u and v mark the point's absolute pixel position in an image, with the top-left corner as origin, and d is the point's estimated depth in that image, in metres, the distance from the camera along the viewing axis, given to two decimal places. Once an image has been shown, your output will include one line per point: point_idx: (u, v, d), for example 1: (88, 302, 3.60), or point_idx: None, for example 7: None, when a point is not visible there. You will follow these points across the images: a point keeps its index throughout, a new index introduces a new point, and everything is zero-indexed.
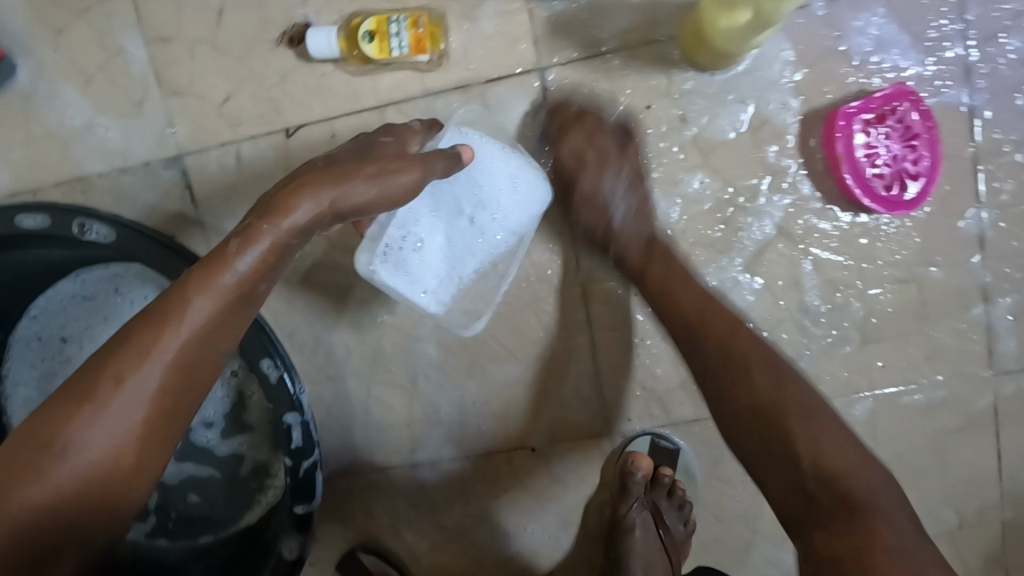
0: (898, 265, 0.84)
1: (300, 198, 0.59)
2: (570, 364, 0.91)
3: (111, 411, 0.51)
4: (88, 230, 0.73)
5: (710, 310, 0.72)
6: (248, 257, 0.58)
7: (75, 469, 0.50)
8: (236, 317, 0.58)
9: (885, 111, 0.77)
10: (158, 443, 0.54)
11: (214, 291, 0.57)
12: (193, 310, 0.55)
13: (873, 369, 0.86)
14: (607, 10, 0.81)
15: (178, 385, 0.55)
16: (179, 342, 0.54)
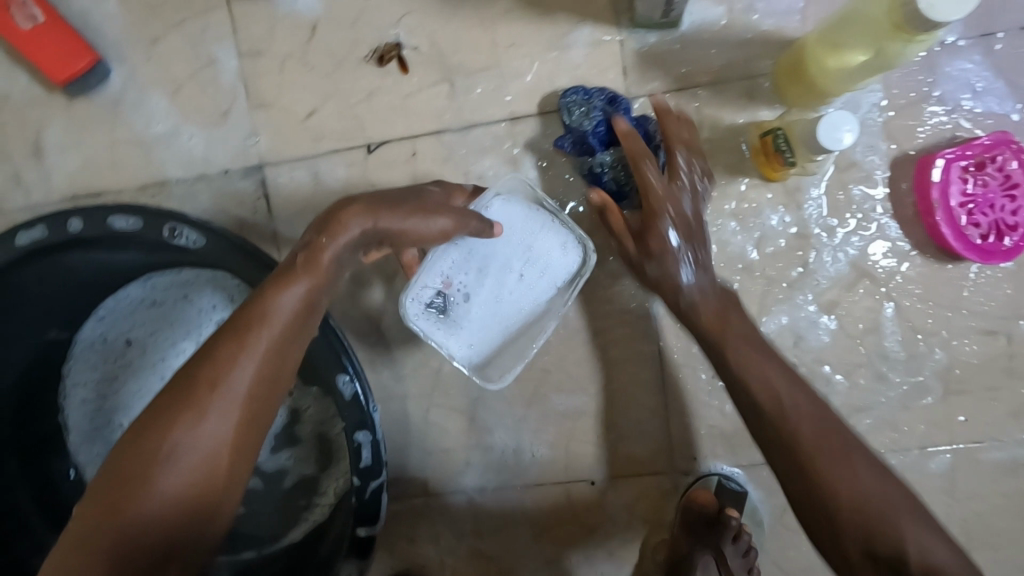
0: (985, 316, 0.82)
1: (348, 223, 0.62)
2: (636, 399, 0.88)
3: (216, 414, 0.52)
4: (178, 234, 0.73)
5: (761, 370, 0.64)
6: (312, 272, 0.60)
7: (188, 472, 0.50)
8: (304, 329, 0.60)
9: (984, 159, 0.76)
10: (247, 451, 0.54)
11: (294, 289, 0.59)
12: (271, 313, 0.57)
13: (954, 423, 0.83)
14: (698, 45, 0.81)
15: (264, 393, 0.55)
16: (262, 346, 0.55)
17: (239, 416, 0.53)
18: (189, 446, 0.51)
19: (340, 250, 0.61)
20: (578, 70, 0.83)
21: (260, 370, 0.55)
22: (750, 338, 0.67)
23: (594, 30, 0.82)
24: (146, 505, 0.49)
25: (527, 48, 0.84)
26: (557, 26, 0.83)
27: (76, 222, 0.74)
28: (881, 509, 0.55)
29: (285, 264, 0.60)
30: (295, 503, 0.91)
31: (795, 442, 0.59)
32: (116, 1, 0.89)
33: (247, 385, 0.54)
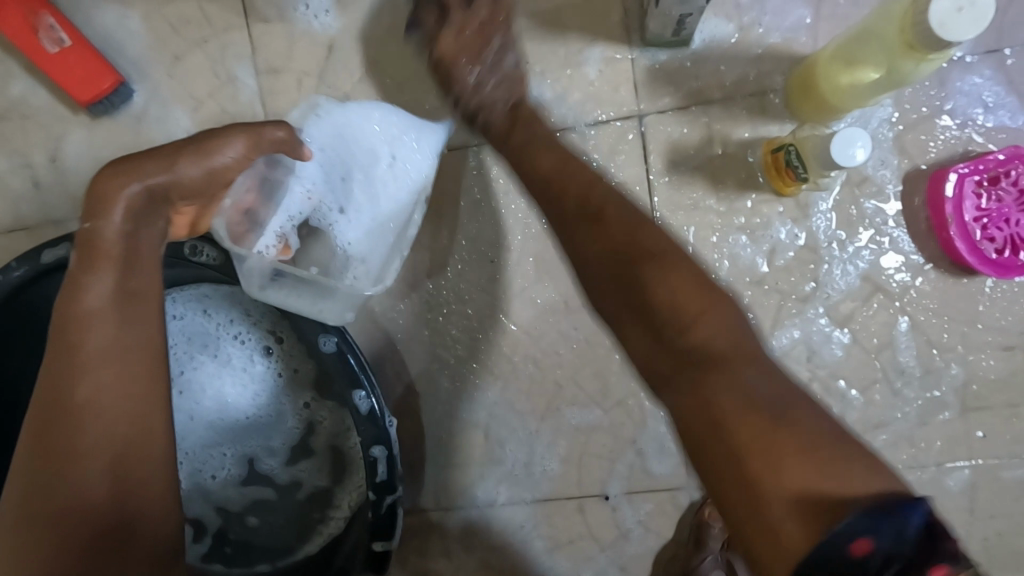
0: (1001, 330, 0.81)
1: (111, 192, 0.58)
2: (649, 412, 0.88)
3: (82, 425, 0.51)
4: (198, 252, 0.74)
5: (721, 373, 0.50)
6: (100, 264, 0.56)
7: (87, 493, 0.49)
8: (135, 316, 0.56)
9: (998, 174, 0.75)
10: (130, 459, 0.52)
11: (99, 278, 0.56)
12: (84, 313, 0.54)
13: (972, 439, 0.83)
14: (709, 61, 0.82)
15: (113, 392, 0.52)
16: (94, 335, 0.54)
17: (99, 416, 0.51)
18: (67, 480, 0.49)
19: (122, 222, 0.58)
20: (590, 88, 0.84)
21: (93, 375, 0.52)
22: (755, 360, 0.51)
23: (606, 47, 0.84)
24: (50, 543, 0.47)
25: (540, 66, 0.85)
26: (570, 46, 0.84)
27: None
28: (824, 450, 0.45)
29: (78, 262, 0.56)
30: (309, 516, 0.91)
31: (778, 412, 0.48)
32: (140, 22, 0.91)
33: (90, 396, 0.51)
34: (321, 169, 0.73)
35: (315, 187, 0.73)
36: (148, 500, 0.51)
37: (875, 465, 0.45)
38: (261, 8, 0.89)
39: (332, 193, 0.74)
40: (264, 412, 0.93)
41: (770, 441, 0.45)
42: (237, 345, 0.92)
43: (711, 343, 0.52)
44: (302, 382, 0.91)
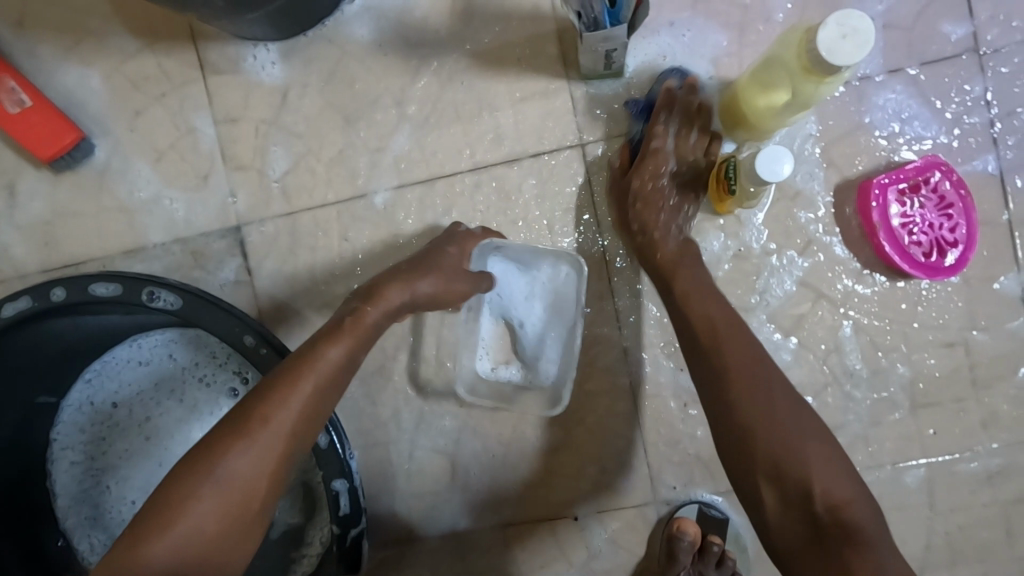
0: (940, 329, 0.84)
1: (392, 292, 0.67)
2: (611, 429, 0.89)
3: (250, 455, 0.56)
4: (156, 298, 0.75)
5: (724, 336, 0.65)
6: (349, 336, 0.64)
7: (204, 519, 0.54)
8: (334, 390, 0.62)
9: (917, 181, 0.80)
10: (268, 503, 0.58)
11: (336, 347, 0.63)
12: (314, 369, 0.61)
13: (925, 436, 0.85)
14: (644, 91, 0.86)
15: (290, 451, 0.59)
16: (309, 392, 0.60)
17: (259, 458, 0.57)
18: (220, 492, 0.55)
19: (390, 298, 0.67)
20: (533, 119, 0.88)
21: (294, 430, 0.59)
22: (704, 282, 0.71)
23: (547, 83, 0.88)
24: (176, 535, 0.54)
25: (485, 103, 0.89)
26: (513, 82, 0.88)
27: (58, 291, 0.76)
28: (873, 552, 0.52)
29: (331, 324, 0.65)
30: (283, 555, 0.91)
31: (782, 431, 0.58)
32: (100, 79, 0.94)
33: (283, 439, 0.58)
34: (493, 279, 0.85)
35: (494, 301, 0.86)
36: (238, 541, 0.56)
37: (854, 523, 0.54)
38: (216, 61, 0.92)
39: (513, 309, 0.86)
40: None
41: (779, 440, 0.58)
42: (204, 388, 0.94)
43: (774, 409, 0.60)
44: None
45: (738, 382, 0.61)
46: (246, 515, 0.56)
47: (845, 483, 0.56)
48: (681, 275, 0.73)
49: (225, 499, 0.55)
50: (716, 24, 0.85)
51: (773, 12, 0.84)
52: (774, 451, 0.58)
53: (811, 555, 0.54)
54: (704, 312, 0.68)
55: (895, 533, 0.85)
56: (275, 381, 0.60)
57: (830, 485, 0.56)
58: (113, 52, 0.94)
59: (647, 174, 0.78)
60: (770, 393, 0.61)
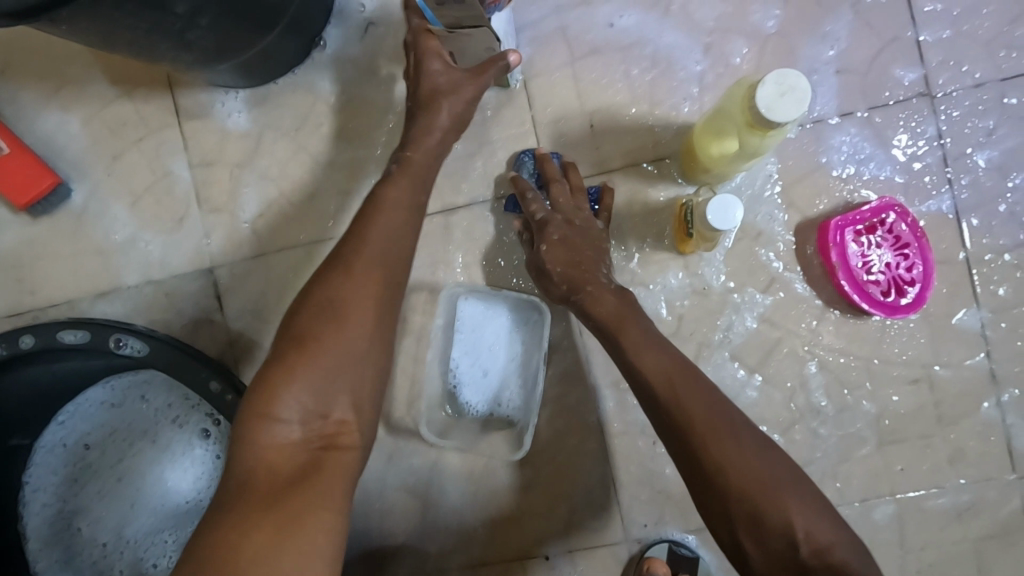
0: (904, 365, 0.85)
1: (429, 139, 0.73)
2: (582, 467, 0.90)
3: (356, 288, 0.59)
4: (124, 344, 0.77)
5: (618, 322, 0.70)
6: (401, 177, 0.70)
7: (338, 346, 0.56)
8: (412, 220, 0.67)
9: (874, 222, 0.81)
10: (385, 319, 0.59)
11: (395, 185, 0.69)
12: (387, 206, 0.66)
13: (893, 473, 0.85)
14: (608, 134, 0.88)
15: (384, 275, 0.61)
16: (385, 222, 0.65)
17: (368, 273, 0.60)
18: (342, 316, 0.57)
19: (426, 132, 0.73)
20: (500, 161, 0.90)
21: (379, 249, 0.62)
22: (575, 240, 0.77)
23: (513, 126, 0.90)
24: (316, 363, 0.55)
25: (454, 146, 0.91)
26: (480, 125, 0.91)
27: (28, 338, 0.77)
28: (760, 484, 0.56)
29: (384, 175, 0.71)
30: None
31: (670, 402, 0.62)
32: (78, 125, 0.96)
33: (376, 258, 0.61)
34: (466, 327, 0.89)
35: (465, 350, 0.89)
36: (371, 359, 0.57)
37: (761, 504, 0.55)
38: (191, 106, 0.95)
39: (482, 360, 0.89)
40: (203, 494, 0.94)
41: (675, 421, 0.61)
42: (175, 430, 0.94)
43: (668, 394, 0.62)
44: None
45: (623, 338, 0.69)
46: (370, 337, 0.58)
47: (750, 455, 0.57)
48: (586, 258, 0.76)
49: (351, 323, 0.57)
50: (676, 70, 0.87)
51: (731, 57, 0.87)
52: (669, 415, 0.61)
53: (725, 532, 0.57)
54: (596, 296, 0.73)
55: None
56: (353, 228, 0.65)
57: (709, 444, 0.58)
58: (91, 98, 0.96)
59: (556, 239, 0.77)
60: (666, 375, 0.64)
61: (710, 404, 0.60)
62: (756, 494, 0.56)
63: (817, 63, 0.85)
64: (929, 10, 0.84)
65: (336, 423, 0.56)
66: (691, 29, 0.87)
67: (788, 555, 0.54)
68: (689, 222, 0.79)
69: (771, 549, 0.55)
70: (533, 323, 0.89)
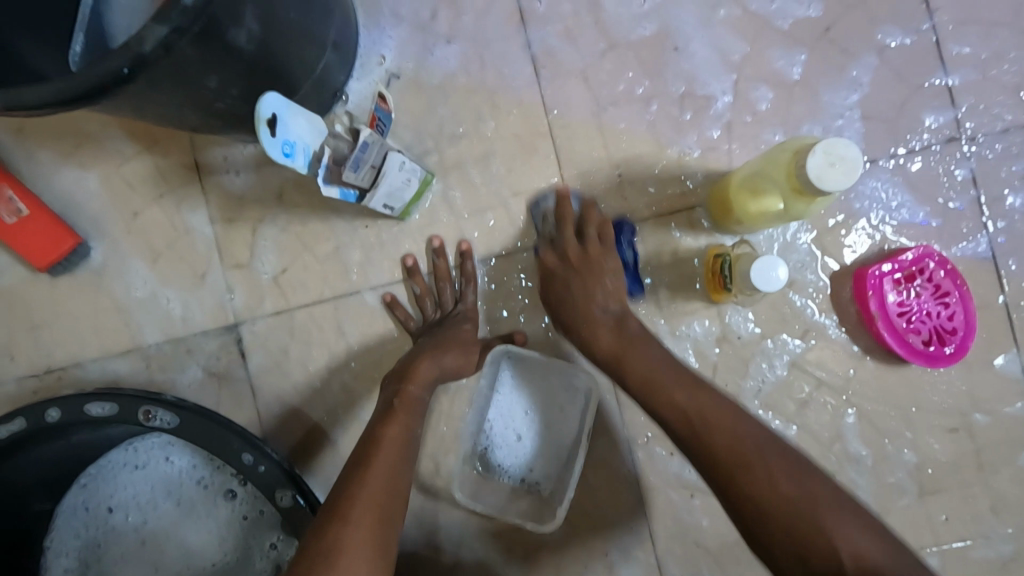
0: (944, 412, 0.84)
1: (425, 369, 0.74)
2: (616, 523, 0.88)
3: (352, 527, 0.60)
4: (153, 417, 0.74)
5: (716, 436, 0.62)
6: (397, 412, 0.71)
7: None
8: (406, 449, 0.69)
9: (912, 270, 0.79)
10: (381, 557, 0.59)
11: (393, 421, 0.70)
12: (386, 443, 0.68)
13: (937, 523, 0.84)
14: (638, 183, 0.87)
15: (382, 508, 0.62)
16: (379, 461, 0.66)
17: (360, 543, 0.59)
18: (339, 560, 0.57)
19: (432, 368, 0.75)
20: (527, 211, 0.89)
21: (376, 496, 0.63)
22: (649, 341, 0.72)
23: (539, 177, 0.89)
24: None
25: (479, 197, 0.90)
26: (504, 176, 0.89)
27: (53, 411, 0.75)
28: (780, 470, 0.58)
29: (383, 410, 0.72)
30: None
31: (787, 506, 0.56)
32: (97, 182, 0.95)
33: (371, 504, 0.62)
34: (505, 388, 0.87)
35: (502, 410, 0.87)
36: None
37: None
38: (210, 161, 0.94)
39: (518, 424, 0.87)
40: (231, 556, 0.92)
41: (792, 519, 0.56)
42: (201, 490, 0.92)
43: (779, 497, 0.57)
44: (270, 520, 0.91)
45: (647, 392, 0.68)
46: None
47: (861, 533, 0.54)
48: (630, 358, 0.70)
49: (350, 559, 0.57)
50: (703, 118, 0.86)
51: (757, 102, 0.85)
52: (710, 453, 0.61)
53: None
54: (565, 244, 0.80)
55: None
56: (337, 494, 0.63)
57: (703, 408, 0.64)
58: (109, 155, 0.95)
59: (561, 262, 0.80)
60: (773, 482, 0.57)
61: (775, 452, 0.60)
62: (798, 520, 0.55)
63: (844, 108, 0.84)
64: (957, 54, 0.84)
65: None
66: (717, 74, 0.86)
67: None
68: (729, 272, 0.78)
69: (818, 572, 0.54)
70: (572, 392, 0.87)
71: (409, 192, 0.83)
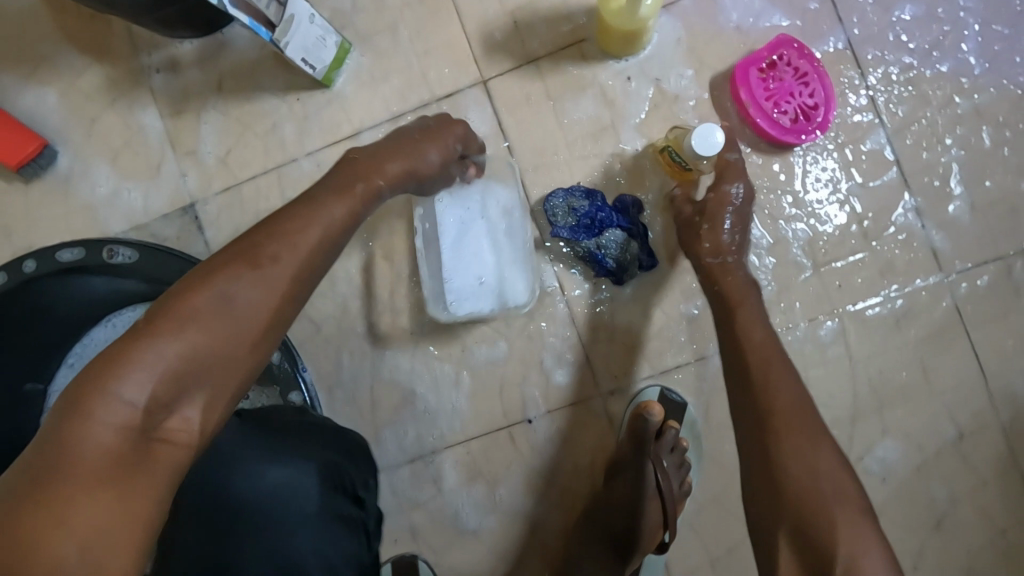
0: (827, 192, 0.93)
1: (392, 166, 0.74)
2: (549, 332, 0.97)
3: (261, 279, 0.56)
4: (116, 254, 0.91)
5: (773, 394, 0.69)
6: (351, 194, 0.68)
7: (227, 325, 0.53)
8: (345, 233, 0.66)
9: (772, 59, 0.90)
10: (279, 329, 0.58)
11: (342, 202, 0.66)
12: (318, 219, 0.63)
13: (832, 292, 0.93)
14: (533, 28, 0.98)
15: (298, 274, 0.59)
16: (311, 233, 0.61)
17: (271, 302, 0.56)
18: (232, 308, 0.54)
19: (381, 168, 0.73)
20: (438, 67, 1.00)
21: (302, 260, 0.59)
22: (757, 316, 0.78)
23: (443, 35, 1.00)
24: (162, 354, 0.50)
25: (395, 60, 1.00)
26: (415, 38, 1.00)
27: (31, 263, 0.89)
28: (832, 512, 0.60)
29: (339, 182, 0.69)
30: None
31: (810, 489, 0.62)
32: (55, 97, 1.06)
33: (290, 268, 0.58)
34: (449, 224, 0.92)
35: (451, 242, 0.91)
36: (229, 380, 0.53)
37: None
38: (156, 64, 1.05)
39: (468, 250, 0.92)
40: None
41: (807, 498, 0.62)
42: None
43: (793, 471, 0.64)
44: None
45: (762, 376, 0.71)
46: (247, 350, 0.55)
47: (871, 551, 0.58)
48: (779, 383, 0.70)
49: (237, 313, 0.54)
50: None
51: None
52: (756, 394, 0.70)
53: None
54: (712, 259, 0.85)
55: (821, 386, 0.93)
56: (248, 243, 0.58)
57: (808, 442, 0.65)
58: (64, 69, 1.06)
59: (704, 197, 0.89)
60: (816, 491, 0.62)
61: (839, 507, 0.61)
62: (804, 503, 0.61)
63: None
64: None
65: (181, 419, 0.51)
66: None
67: (800, 531, 0.61)
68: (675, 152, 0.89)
69: (793, 529, 0.61)
70: (505, 202, 0.94)
71: (329, 54, 0.95)
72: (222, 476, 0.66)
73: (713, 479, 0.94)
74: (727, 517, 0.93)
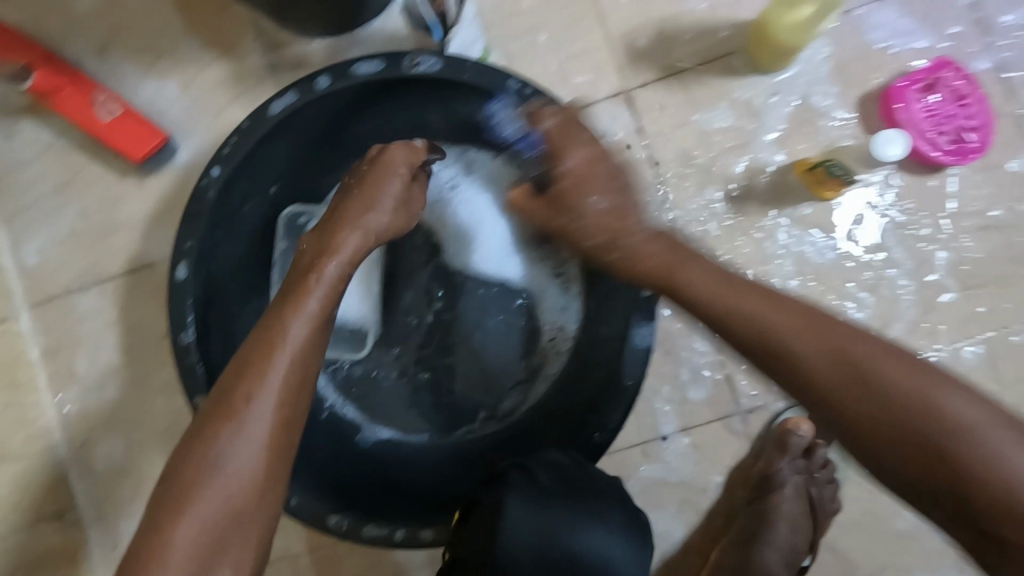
0: (975, 213, 0.93)
1: (344, 241, 0.70)
2: (685, 346, 0.94)
3: (232, 434, 0.56)
4: (358, 67, 0.79)
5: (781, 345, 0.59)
6: (303, 302, 0.64)
7: (222, 485, 0.54)
8: (318, 345, 0.64)
9: (931, 80, 0.92)
10: (279, 471, 0.58)
11: (297, 322, 0.62)
12: (280, 339, 0.61)
13: (978, 315, 0.92)
14: (678, 39, 0.97)
15: (290, 404, 0.59)
16: (280, 366, 0.59)
17: (238, 442, 0.56)
18: (225, 465, 0.55)
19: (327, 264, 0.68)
20: (578, 72, 0.98)
21: (281, 389, 0.58)
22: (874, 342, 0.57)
23: (584, 41, 0.98)
24: (180, 535, 0.52)
25: (534, 64, 0.98)
26: (555, 43, 0.98)
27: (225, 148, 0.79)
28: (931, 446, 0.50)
29: (283, 295, 0.66)
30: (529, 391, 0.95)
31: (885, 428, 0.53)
32: (177, 89, 1.03)
33: (272, 405, 0.58)
34: None
35: None
36: (247, 537, 0.55)
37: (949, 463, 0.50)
38: (284, 60, 1.03)
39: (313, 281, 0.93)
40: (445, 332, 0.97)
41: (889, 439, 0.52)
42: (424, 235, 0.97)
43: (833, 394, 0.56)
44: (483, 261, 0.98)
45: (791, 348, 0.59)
46: (253, 493, 0.55)
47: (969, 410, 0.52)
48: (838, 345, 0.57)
49: (228, 475, 0.55)
50: None
51: None
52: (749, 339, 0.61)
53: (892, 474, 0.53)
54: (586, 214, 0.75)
55: None
56: (241, 390, 0.57)
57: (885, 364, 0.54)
58: (186, 63, 1.03)
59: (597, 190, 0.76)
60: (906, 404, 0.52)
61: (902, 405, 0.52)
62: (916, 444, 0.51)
63: None
64: None
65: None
66: None
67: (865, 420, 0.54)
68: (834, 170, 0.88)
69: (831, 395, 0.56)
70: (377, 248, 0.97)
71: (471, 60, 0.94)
72: (529, 537, 0.73)
73: (853, 501, 0.93)
74: (869, 541, 0.93)
